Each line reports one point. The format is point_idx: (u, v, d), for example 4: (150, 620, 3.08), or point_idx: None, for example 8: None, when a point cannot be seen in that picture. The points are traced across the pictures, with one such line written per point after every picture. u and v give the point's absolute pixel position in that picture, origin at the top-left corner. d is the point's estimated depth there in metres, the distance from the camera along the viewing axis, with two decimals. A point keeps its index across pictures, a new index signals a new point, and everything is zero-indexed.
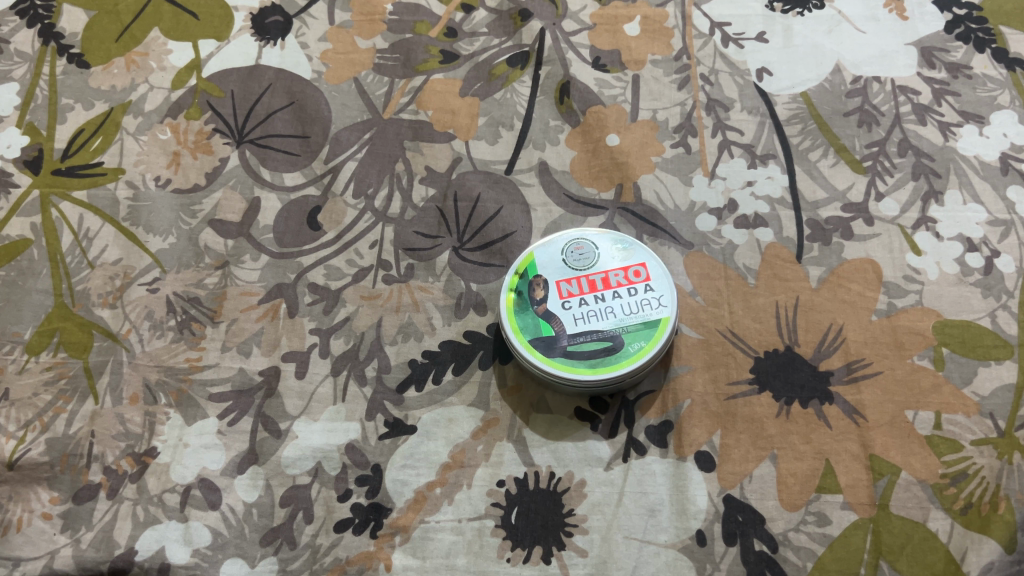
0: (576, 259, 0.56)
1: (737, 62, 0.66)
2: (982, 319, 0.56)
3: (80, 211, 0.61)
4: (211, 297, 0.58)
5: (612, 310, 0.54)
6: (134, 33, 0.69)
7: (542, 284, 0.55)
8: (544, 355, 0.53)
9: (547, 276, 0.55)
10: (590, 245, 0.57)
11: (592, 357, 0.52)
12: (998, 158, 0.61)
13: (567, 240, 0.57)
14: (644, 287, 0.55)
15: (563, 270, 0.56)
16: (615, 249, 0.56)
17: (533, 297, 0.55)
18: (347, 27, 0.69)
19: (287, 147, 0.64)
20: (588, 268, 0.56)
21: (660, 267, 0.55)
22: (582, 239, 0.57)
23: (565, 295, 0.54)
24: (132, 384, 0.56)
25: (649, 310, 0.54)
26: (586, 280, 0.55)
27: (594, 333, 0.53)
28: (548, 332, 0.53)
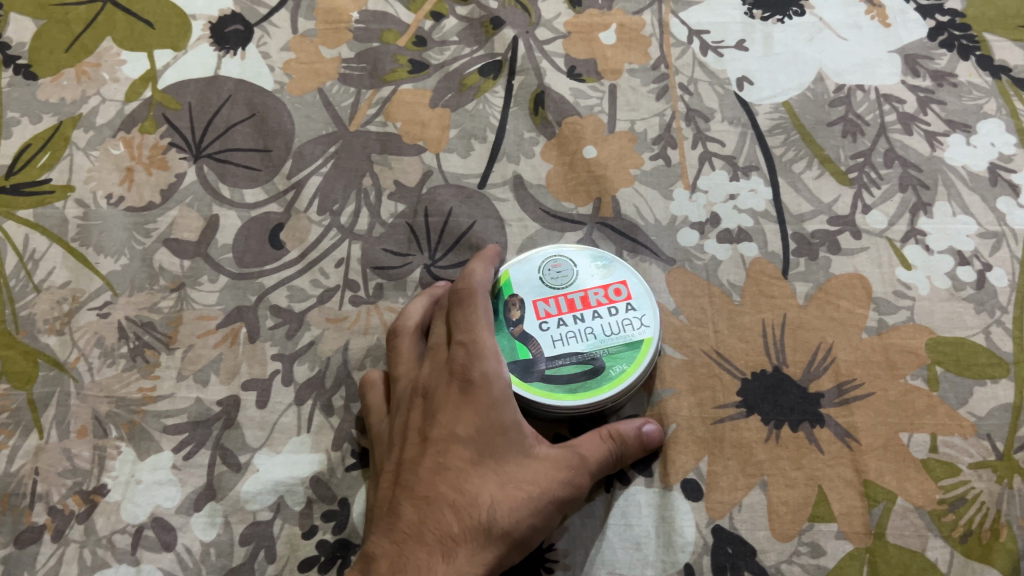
0: (554, 277, 0.53)
1: (717, 71, 0.64)
2: (976, 336, 0.53)
3: (26, 231, 0.58)
4: (166, 322, 0.55)
5: (592, 331, 0.51)
6: (85, 43, 0.65)
7: (519, 304, 0.52)
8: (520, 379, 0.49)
9: (523, 296, 0.53)
10: (567, 261, 0.54)
11: (572, 381, 0.49)
12: (987, 168, 0.59)
13: (543, 257, 0.54)
14: (625, 306, 0.52)
15: (539, 289, 0.53)
16: (594, 266, 0.54)
17: (508, 318, 0.52)
18: (311, 36, 0.66)
19: (247, 162, 0.61)
20: (566, 287, 0.53)
21: (641, 284, 0.53)
22: (559, 256, 0.54)
23: (542, 316, 0.52)
24: (80, 416, 0.52)
25: (630, 331, 0.51)
26: (564, 300, 0.52)
27: (573, 356, 0.50)
28: (525, 355, 0.50)
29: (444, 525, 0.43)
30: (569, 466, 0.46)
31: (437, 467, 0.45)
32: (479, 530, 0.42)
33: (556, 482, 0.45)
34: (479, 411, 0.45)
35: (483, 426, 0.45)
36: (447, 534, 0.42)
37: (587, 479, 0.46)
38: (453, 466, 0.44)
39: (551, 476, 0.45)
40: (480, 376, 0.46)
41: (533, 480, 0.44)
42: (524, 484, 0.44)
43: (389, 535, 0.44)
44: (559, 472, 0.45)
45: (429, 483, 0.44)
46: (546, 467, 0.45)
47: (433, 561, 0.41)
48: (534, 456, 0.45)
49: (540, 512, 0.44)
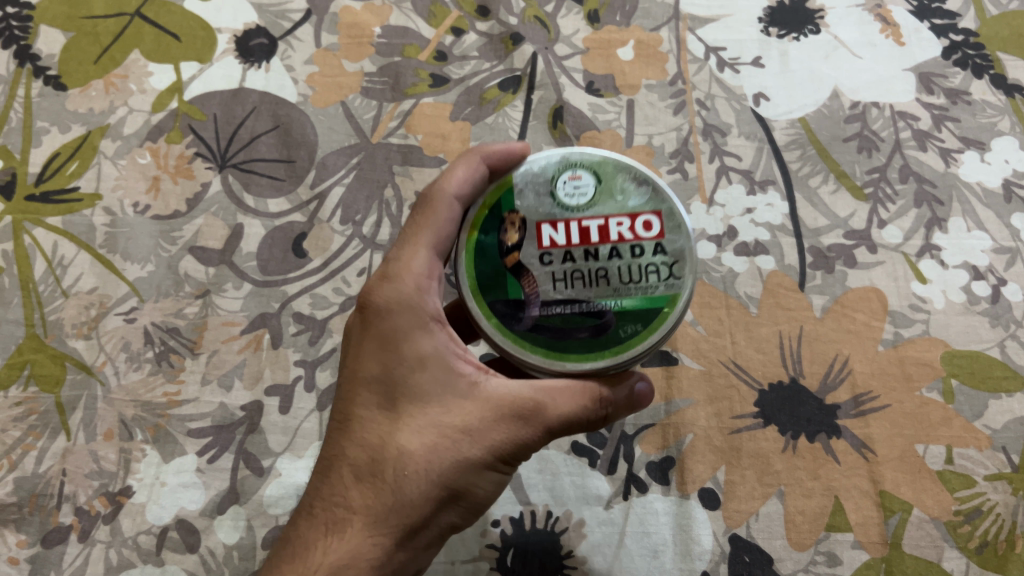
0: (569, 192, 0.41)
1: (734, 87, 0.65)
2: (991, 349, 0.54)
3: (55, 238, 0.59)
4: (191, 328, 0.56)
5: (606, 273, 0.40)
6: (113, 55, 0.66)
7: (518, 224, 0.41)
8: (503, 322, 0.40)
9: (526, 214, 0.41)
10: (589, 175, 0.41)
11: (568, 340, 0.39)
12: (1001, 185, 0.60)
13: (556, 165, 0.42)
14: (654, 245, 0.40)
15: (546, 207, 0.41)
16: (623, 187, 0.41)
17: (501, 240, 0.41)
18: (334, 50, 0.67)
19: (271, 172, 0.62)
20: (579, 209, 0.41)
21: (679, 220, 0.41)
22: (580, 164, 0.42)
23: (544, 245, 0.40)
24: (106, 419, 0.53)
25: (656, 282, 0.40)
26: (576, 227, 0.41)
27: (577, 304, 0.39)
28: (515, 293, 0.40)
29: (343, 487, 0.39)
30: (502, 403, 0.39)
31: (345, 418, 0.40)
32: (380, 490, 0.38)
33: (486, 427, 0.39)
34: (382, 348, 0.40)
35: (386, 367, 0.40)
36: (347, 501, 0.39)
37: (531, 427, 0.39)
38: (361, 417, 0.40)
39: (479, 420, 0.39)
40: (384, 305, 0.41)
41: (448, 424, 0.39)
42: (436, 429, 0.38)
43: (306, 499, 0.41)
44: (492, 415, 0.39)
45: (337, 440, 0.40)
46: (471, 408, 0.39)
47: (328, 534, 0.38)
48: (458, 396, 0.39)
49: (457, 457, 0.38)
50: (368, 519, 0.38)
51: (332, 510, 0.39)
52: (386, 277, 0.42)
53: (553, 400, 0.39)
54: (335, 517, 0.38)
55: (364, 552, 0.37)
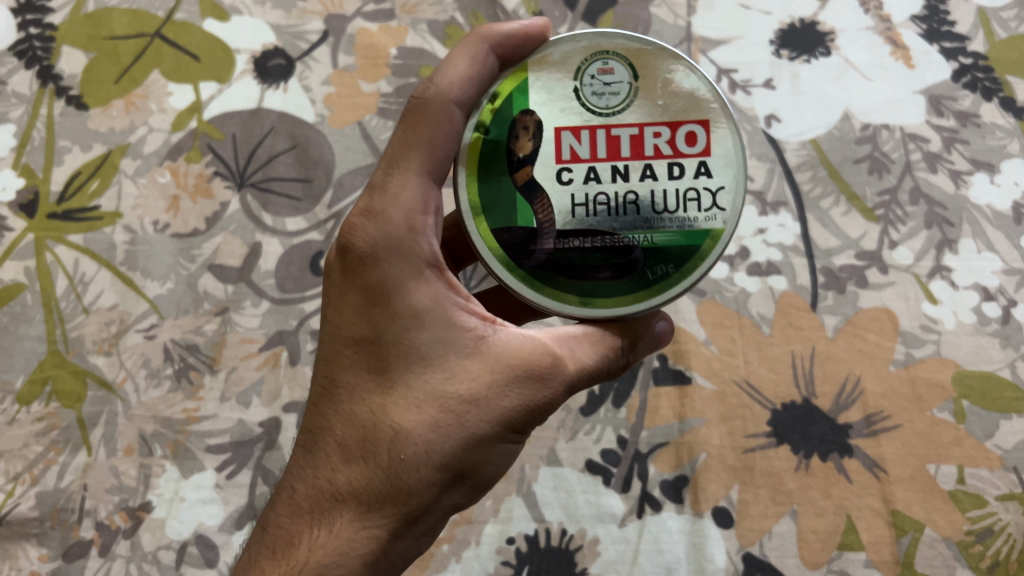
0: (598, 93, 0.38)
1: (745, 109, 0.65)
2: (1001, 370, 0.55)
3: (75, 255, 0.60)
4: (209, 345, 0.57)
5: (636, 197, 0.38)
6: (134, 75, 0.66)
7: (531, 128, 0.38)
8: (510, 255, 0.38)
9: (541, 117, 0.38)
10: (622, 70, 0.38)
11: (589, 282, 0.38)
12: (1010, 207, 0.60)
13: (585, 55, 0.39)
14: (696, 165, 0.38)
15: (569, 108, 0.38)
16: (664, 87, 0.38)
17: (511, 149, 0.38)
18: (350, 70, 0.67)
19: (289, 191, 0.62)
20: (609, 116, 0.38)
21: (723, 131, 0.38)
22: (613, 58, 0.38)
23: (564, 158, 0.38)
24: (127, 435, 0.54)
25: (694, 209, 0.38)
26: (604, 136, 0.38)
27: (599, 237, 0.38)
28: (527, 220, 0.38)
29: (329, 466, 0.36)
30: (506, 366, 0.36)
31: (329, 384, 0.37)
32: (372, 473, 0.35)
33: (493, 396, 0.35)
34: (370, 303, 0.36)
35: (374, 327, 0.36)
36: (332, 484, 0.36)
37: (541, 388, 0.36)
38: (349, 385, 0.36)
39: (485, 388, 0.35)
40: (369, 249, 0.36)
41: (448, 392, 0.35)
42: (433, 399, 0.35)
43: (288, 476, 0.38)
44: (500, 381, 0.36)
45: (320, 411, 0.37)
46: (473, 370, 0.35)
47: (315, 522, 0.35)
48: (459, 359, 0.36)
49: (457, 428, 0.35)
50: (361, 505, 0.35)
51: (318, 495, 0.36)
52: (370, 213, 0.37)
53: (568, 359, 0.37)
54: (322, 502, 0.36)
55: (358, 543, 0.35)
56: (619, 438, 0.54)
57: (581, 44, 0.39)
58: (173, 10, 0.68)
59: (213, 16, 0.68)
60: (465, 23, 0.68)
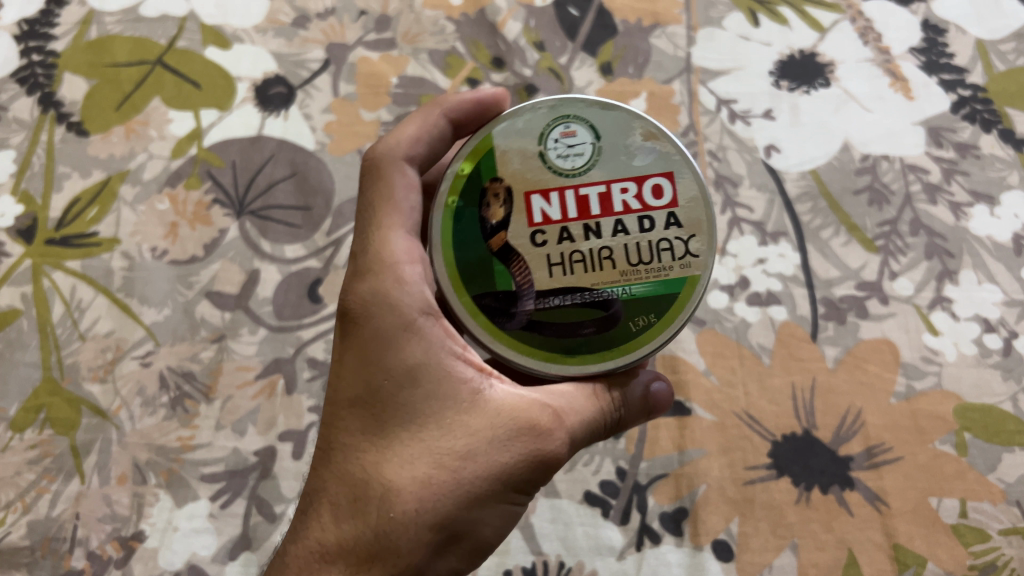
0: (563, 155, 0.40)
1: (745, 139, 0.65)
2: (1003, 403, 0.55)
3: (73, 281, 0.59)
4: (206, 372, 0.57)
5: (610, 252, 0.39)
6: (135, 102, 0.67)
7: (502, 196, 0.40)
8: (492, 320, 0.40)
9: (510, 183, 0.40)
10: (583, 132, 0.41)
11: (572, 339, 0.39)
12: (1011, 239, 0.60)
13: (548, 120, 0.41)
14: (664, 217, 0.40)
15: (536, 172, 0.40)
16: (625, 146, 0.41)
17: (484, 218, 0.40)
18: (351, 99, 0.68)
19: (288, 219, 0.62)
20: (576, 176, 0.40)
21: (689, 183, 0.40)
22: (574, 121, 0.41)
23: (536, 221, 0.40)
24: (121, 463, 0.54)
25: (668, 260, 0.39)
26: (573, 198, 0.40)
27: (578, 294, 0.39)
28: (505, 285, 0.40)
29: (322, 526, 0.35)
30: (501, 420, 0.36)
31: (326, 445, 0.37)
32: (364, 530, 0.35)
33: (490, 451, 0.36)
34: (364, 359, 0.38)
35: (369, 383, 0.37)
36: (324, 543, 0.35)
37: (536, 440, 0.37)
38: (345, 443, 0.37)
39: (483, 444, 0.36)
40: (360, 304, 0.38)
41: (443, 444, 0.36)
42: (428, 451, 0.35)
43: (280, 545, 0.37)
44: (496, 434, 0.36)
45: (316, 473, 0.37)
46: (468, 424, 0.36)
47: None
48: (454, 413, 0.36)
49: (453, 483, 0.35)
50: (351, 565, 0.34)
51: (308, 557, 0.35)
52: (358, 272, 0.39)
53: (564, 414, 0.38)
54: (311, 564, 0.35)
55: None
56: (618, 469, 0.54)
57: (542, 111, 0.41)
58: (176, 37, 0.69)
59: (214, 45, 0.69)
60: (465, 52, 0.70)
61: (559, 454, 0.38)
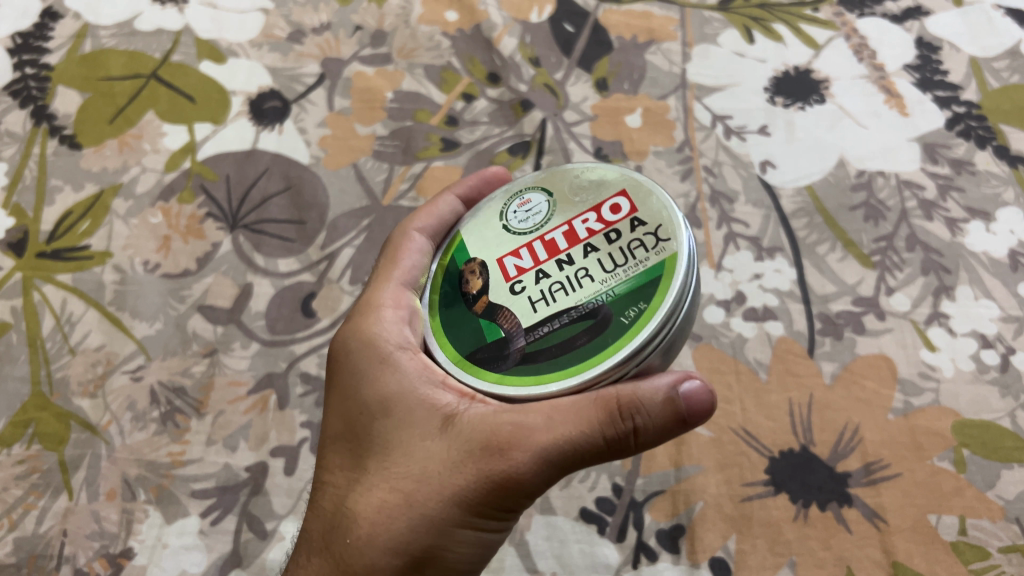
0: (521, 219, 0.43)
1: (740, 155, 0.65)
2: (1002, 419, 0.54)
3: (64, 294, 0.59)
4: (197, 387, 0.56)
5: (586, 271, 0.39)
6: (128, 115, 0.66)
7: (478, 269, 0.42)
8: (487, 369, 0.39)
9: (483, 258, 0.42)
10: (537, 197, 0.43)
11: (567, 353, 0.37)
12: (1007, 255, 0.60)
13: (503, 201, 0.44)
14: (628, 224, 0.40)
15: (503, 240, 0.42)
16: (576, 194, 0.42)
17: (466, 292, 0.41)
18: (346, 113, 0.67)
19: (282, 232, 0.62)
20: (539, 229, 0.42)
21: (645, 194, 0.41)
22: (527, 192, 0.44)
23: (512, 275, 0.41)
24: (109, 479, 0.53)
25: (642, 255, 0.39)
26: (540, 245, 0.41)
27: (565, 316, 0.38)
28: (494, 335, 0.39)
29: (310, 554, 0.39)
30: (459, 445, 0.36)
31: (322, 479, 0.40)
32: (330, 557, 0.37)
33: (442, 475, 0.36)
34: (347, 399, 0.41)
35: (348, 420, 0.40)
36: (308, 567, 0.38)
37: (496, 460, 0.35)
38: (331, 477, 0.40)
39: (436, 469, 0.36)
40: (343, 352, 0.42)
41: (398, 474, 0.37)
42: (386, 483, 0.37)
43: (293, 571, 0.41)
44: (451, 460, 0.36)
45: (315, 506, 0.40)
46: (426, 452, 0.37)
47: None
48: (417, 441, 0.37)
49: (405, 510, 0.36)
50: None
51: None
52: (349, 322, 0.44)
53: (532, 430, 0.35)
54: None
55: None
56: (615, 485, 0.53)
57: (497, 199, 0.45)
58: (170, 52, 0.69)
59: (208, 59, 0.69)
60: (461, 68, 0.70)
61: (529, 472, 0.35)
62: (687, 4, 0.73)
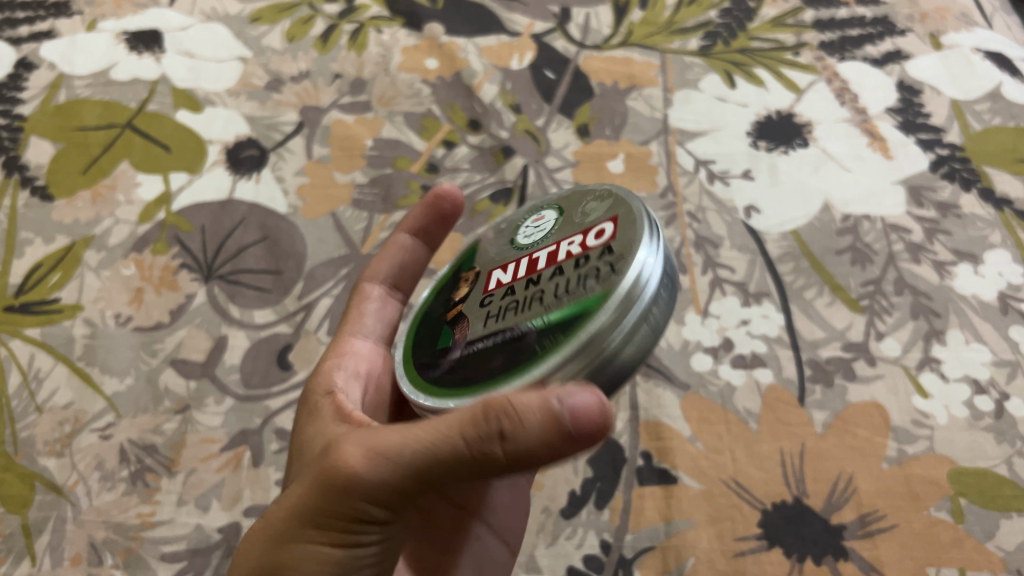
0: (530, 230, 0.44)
1: (724, 200, 0.65)
2: (998, 467, 0.53)
3: (32, 349, 0.57)
4: (169, 445, 0.54)
5: (540, 294, 0.38)
6: (102, 165, 0.65)
7: (469, 279, 0.44)
8: (420, 374, 0.40)
9: (480, 268, 0.44)
10: (552, 214, 0.44)
11: (479, 371, 0.36)
12: (996, 298, 0.59)
13: (526, 212, 0.47)
14: (598, 251, 0.37)
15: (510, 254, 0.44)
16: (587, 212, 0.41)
17: (452, 298, 0.44)
18: (325, 161, 0.66)
19: (257, 283, 0.60)
20: (530, 247, 0.42)
21: (629, 221, 0.38)
22: (545, 209, 0.45)
23: (488, 285, 0.42)
24: (75, 542, 0.51)
25: (591, 283, 0.35)
26: (524, 262, 0.41)
27: (497, 335, 0.37)
28: (445, 343, 0.40)
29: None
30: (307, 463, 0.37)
31: None
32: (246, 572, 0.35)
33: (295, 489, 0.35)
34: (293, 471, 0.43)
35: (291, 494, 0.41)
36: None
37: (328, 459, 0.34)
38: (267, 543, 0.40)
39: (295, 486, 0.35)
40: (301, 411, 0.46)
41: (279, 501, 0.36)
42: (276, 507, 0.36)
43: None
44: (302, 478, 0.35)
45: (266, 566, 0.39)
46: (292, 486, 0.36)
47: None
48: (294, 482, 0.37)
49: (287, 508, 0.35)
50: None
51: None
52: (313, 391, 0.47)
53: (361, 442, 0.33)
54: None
55: None
56: (602, 542, 0.51)
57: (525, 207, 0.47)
58: (146, 101, 0.68)
59: (185, 108, 0.68)
60: (441, 115, 0.69)
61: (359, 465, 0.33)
62: (668, 49, 0.72)
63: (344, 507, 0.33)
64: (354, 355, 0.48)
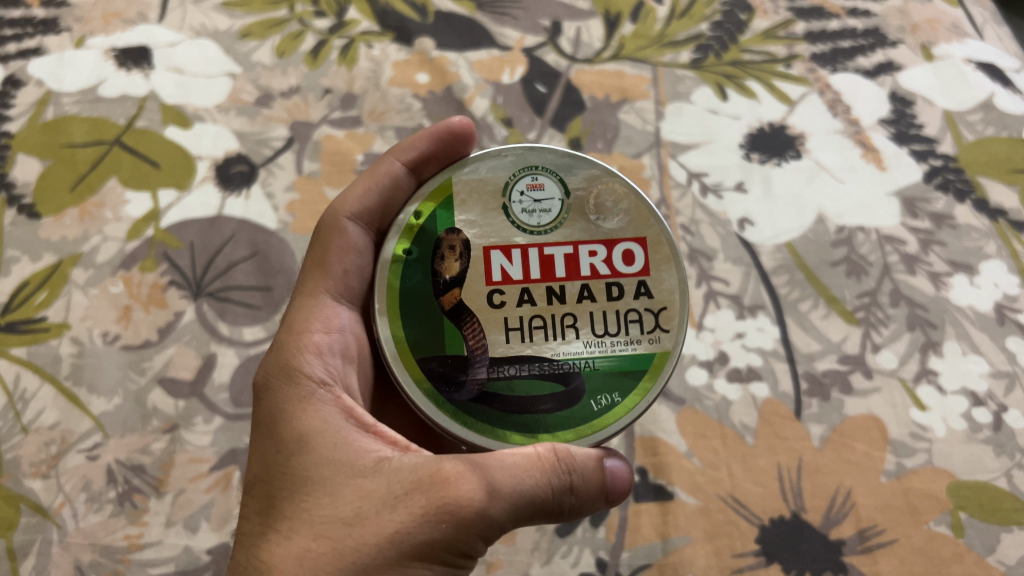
0: (527, 206, 0.44)
1: (717, 213, 0.64)
2: (998, 480, 0.53)
3: (17, 369, 0.56)
4: (157, 465, 0.53)
5: (574, 320, 0.42)
6: (90, 182, 0.64)
7: (453, 251, 0.43)
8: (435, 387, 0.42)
9: (466, 236, 0.44)
10: (548, 187, 0.45)
11: (526, 414, 0.41)
12: (993, 309, 0.59)
13: (513, 168, 0.45)
14: (634, 286, 0.43)
15: (505, 231, 0.44)
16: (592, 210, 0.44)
17: (438, 271, 0.43)
18: (315, 176, 0.66)
19: (247, 300, 0.60)
20: (540, 235, 0.44)
21: (656, 253, 0.44)
22: (538, 174, 0.45)
23: (494, 282, 0.43)
24: (61, 565, 0.50)
25: (641, 339, 0.42)
26: (535, 256, 0.43)
27: (535, 366, 0.42)
28: (456, 349, 0.42)
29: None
30: (365, 475, 0.37)
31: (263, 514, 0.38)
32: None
33: (386, 513, 0.35)
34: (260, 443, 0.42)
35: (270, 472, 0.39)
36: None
37: (436, 494, 0.35)
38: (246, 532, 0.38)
39: (386, 509, 0.36)
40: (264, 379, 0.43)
41: (348, 509, 0.36)
42: (344, 515, 0.36)
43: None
44: (391, 499, 0.36)
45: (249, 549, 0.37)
46: (359, 496, 0.36)
47: None
48: (346, 486, 0.37)
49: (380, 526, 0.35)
50: None
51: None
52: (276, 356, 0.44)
53: (470, 477, 0.36)
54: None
55: None
56: (598, 561, 0.51)
57: (507, 159, 0.45)
58: (135, 117, 0.67)
59: (174, 124, 0.67)
60: None
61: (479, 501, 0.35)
62: (659, 62, 0.71)
63: (457, 540, 0.35)
64: (344, 330, 0.46)
